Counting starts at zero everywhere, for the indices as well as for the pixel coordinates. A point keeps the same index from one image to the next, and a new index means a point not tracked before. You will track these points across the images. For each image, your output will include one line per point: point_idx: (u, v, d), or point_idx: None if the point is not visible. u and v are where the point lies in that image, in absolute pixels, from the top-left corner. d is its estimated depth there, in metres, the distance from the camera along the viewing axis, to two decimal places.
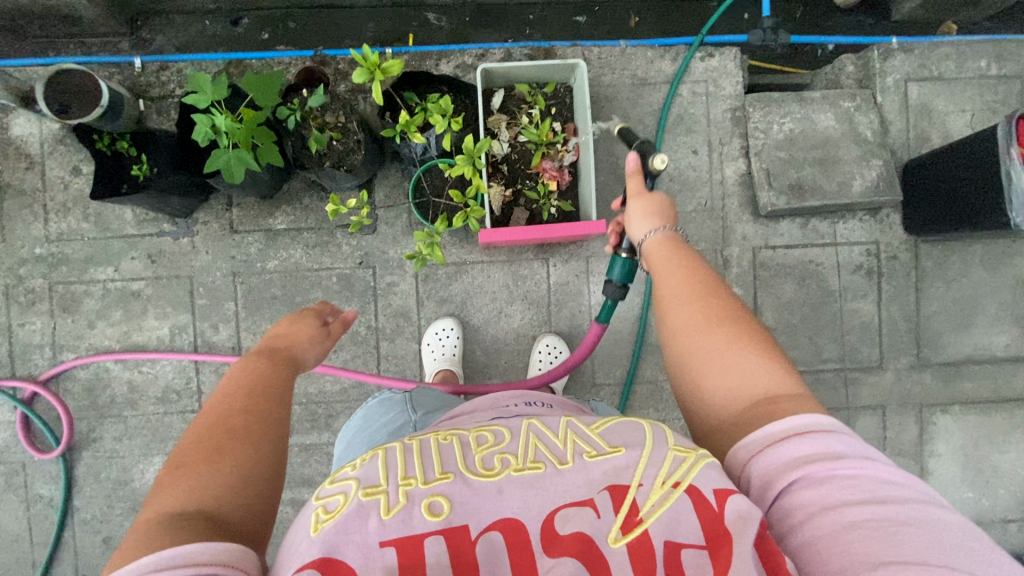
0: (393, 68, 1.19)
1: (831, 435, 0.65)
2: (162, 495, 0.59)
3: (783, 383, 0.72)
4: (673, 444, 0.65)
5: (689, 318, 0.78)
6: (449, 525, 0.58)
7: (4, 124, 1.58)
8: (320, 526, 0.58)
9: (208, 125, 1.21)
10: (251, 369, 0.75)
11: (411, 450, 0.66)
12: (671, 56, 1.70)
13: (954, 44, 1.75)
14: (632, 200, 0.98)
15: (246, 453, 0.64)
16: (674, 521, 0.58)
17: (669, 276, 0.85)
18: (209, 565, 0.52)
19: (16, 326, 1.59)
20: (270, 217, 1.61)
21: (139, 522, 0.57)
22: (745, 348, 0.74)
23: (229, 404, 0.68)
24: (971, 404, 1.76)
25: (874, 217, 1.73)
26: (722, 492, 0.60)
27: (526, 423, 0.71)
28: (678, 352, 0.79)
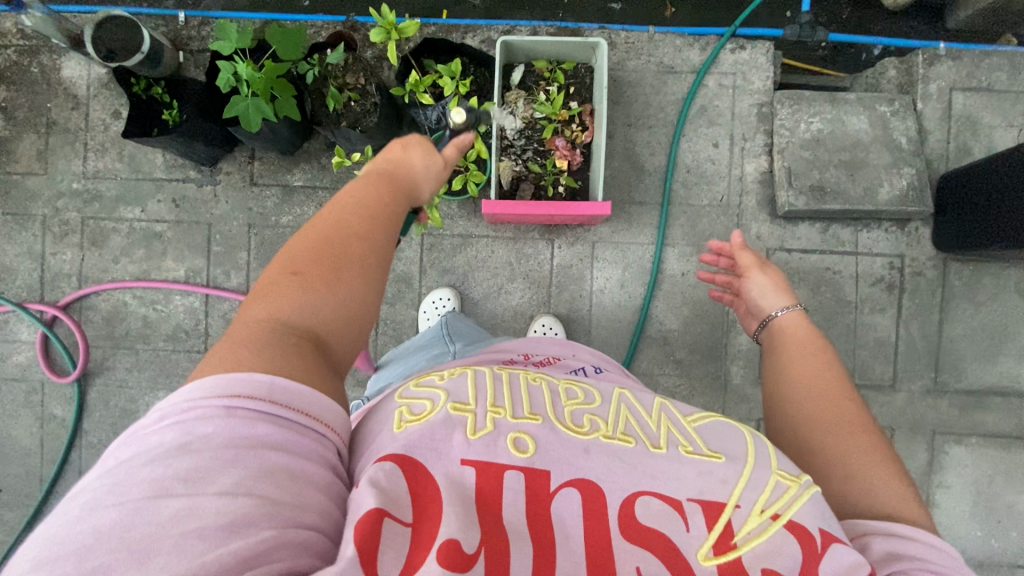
0: (409, 28, 1.23)
1: (918, 544, 0.67)
2: (275, 299, 0.67)
3: (909, 509, 0.73)
4: (776, 468, 0.67)
5: (829, 410, 0.84)
6: (532, 465, 0.61)
7: (57, 65, 1.69)
8: (404, 425, 0.63)
9: (231, 72, 1.27)
10: (376, 190, 0.79)
11: (501, 381, 0.70)
12: (699, 46, 1.67)
13: (1008, 55, 1.65)
14: (755, 273, 1.13)
15: (356, 284, 0.71)
16: (774, 552, 0.59)
17: (808, 366, 0.91)
18: (240, 396, 0.56)
19: (49, 254, 1.70)
20: (288, 173, 1.67)
21: (251, 316, 0.66)
22: (875, 459, 0.78)
23: (351, 226, 0.73)
24: (990, 437, 1.65)
25: (901, 228, 1.65)
26: (827, 533, 0.61)
27: (618, 393, 0.75)
28: (803, 445, 0.83)
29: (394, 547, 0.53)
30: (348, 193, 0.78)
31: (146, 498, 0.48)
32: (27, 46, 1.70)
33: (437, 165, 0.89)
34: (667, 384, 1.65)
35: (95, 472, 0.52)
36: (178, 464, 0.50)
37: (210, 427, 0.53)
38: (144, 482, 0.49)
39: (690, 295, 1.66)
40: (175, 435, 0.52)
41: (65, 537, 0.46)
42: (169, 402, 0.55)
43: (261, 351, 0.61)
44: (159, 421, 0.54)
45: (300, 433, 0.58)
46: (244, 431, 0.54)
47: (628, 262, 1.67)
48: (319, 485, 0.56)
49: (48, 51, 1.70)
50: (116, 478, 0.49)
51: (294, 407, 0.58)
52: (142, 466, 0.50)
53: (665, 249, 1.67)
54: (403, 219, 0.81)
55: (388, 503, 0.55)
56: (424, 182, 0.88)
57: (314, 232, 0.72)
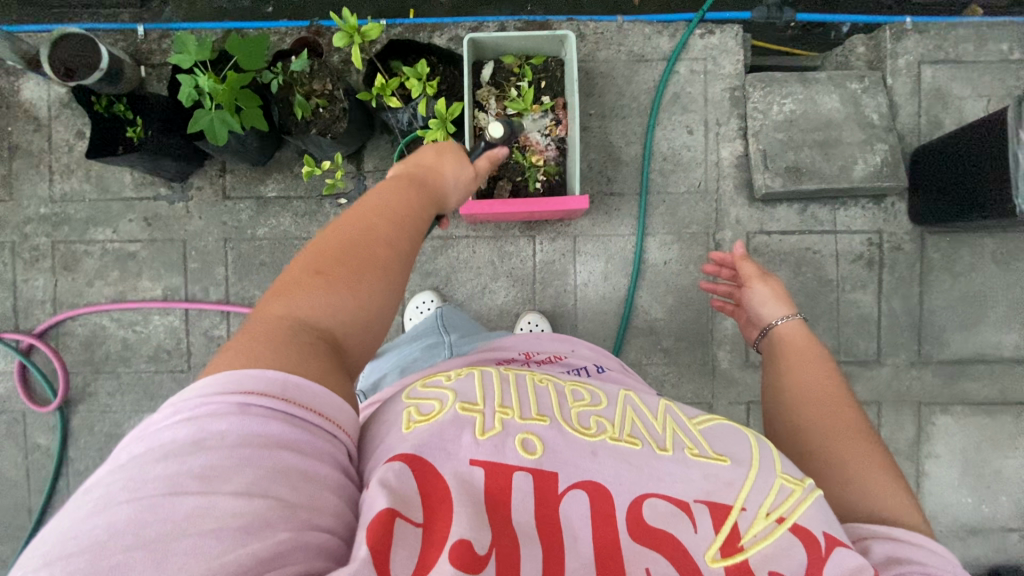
0: (372, 31, 1.20)
1: (918, 548, 0.67)
2: (295, 298, 0.66)
3: (909, 513, 0.74)
4: (780, 472, 0.66)
5: (832, 416, 0.85)
6: (540, 466, 0.61)
7: (15, 87, 1.65)
8: (413, 425, 0.63)
9: (192, 85, 1.23)
10: (405, 196, 0.81)
11: (510, 382, 0.69)
12: (669, 32, 1.66)
13: (972, 26, 1.67)
14: (758, 283, 1.14)
15: (377, 288, 0.71)
16: (780, 554, 0.59)
17: (809, 373, 0.93)
18: (252, 394, 0.54)
19: (20, 281, 1.66)
20: (261, 184, 1.64)
21: (270, 311, 0.65)
22: (873, 463, 0.79)
23: (377, 229, 0.74)
24: (975, 405, 1.67)
25: (877, 204, 1.66)
26: (831, 537, 0.62)
27: (624, 394, 0.74)
28: (804, 449, 0.85)
29: (406, 547, 0.52)
30: (378, 195, 0.79)
31: (161, 495, 0.46)
32: None
33: (464, 179, 0.96)
34: (656, 373, 1.65)
35: (108, 467, 0.50)
36: (191, 462, 0.48)
37: (223, 424, 0.51)
38: (158, 479, 0.47)
39: (673, 284, 1.66)
40: (189, 431, 0.51)
41: (79, 532, 0.45)
42: (182, 398, 0.53)
43: (280, 347, 0.60)
44: (171, 417, 0.52)
45: (313, 432, 0.56)
46: (257, 429, 0.52)
47: (610, 254, 1.66)
48: (332, 486, 0.55)
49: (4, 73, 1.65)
50: (130, 475, 0.48)
51: (308, 407, 0.57)
52: (156, 463, 0.48)
53: (646, 239, 1.66)
54: (427, 228, 0.82)
55: (399, 503, 0.54)
56: (449, 195, 0.93)
57: (340, 230, 0.73)
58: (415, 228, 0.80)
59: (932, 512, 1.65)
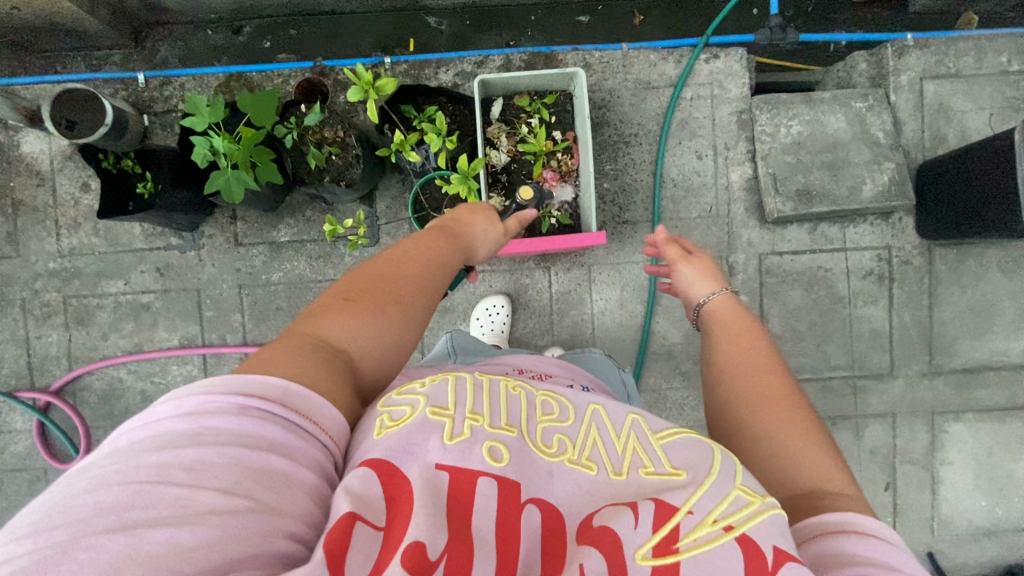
0: (388, 86, 1.24)
1: (849, 538, 0.62)
2: (320, 318, 0.68)
3: (830, 482, 0.71)
4: (739, 483, 0.61)
5: (755, 389, 0.81)
6: (503, 474, 0.58)
7: (15, 141, 1.62)
8: (384, 431, 0.60)
9: (207, 147, 1.24)
10: (436, 245, 0.84)
11: (482, 388, 0.66)
12: (674, 58, 1.67)
13: (973, 39, 1.68)
14: (683, 264, 1.08)
15: (400, 322, 0.72)
16: (717, 562, 0.54)
17: (733, 345, 0.89)
18: (255, 399, 0.54)
19: (34, 339, 1.64)
20: (273, 229, 1.63)
21: (297, 329, 0.67)
22: (798, 428, 0.76)
23: (408, 271, 0.76)
24: (986, 411, 1.71)
25: (886, 221, 1.68)
26: (781, 552, 0.55)
27: (592, 409, 0.70)
28: (731, 425, 0.81)
29: (365, 550, 0.50)
30: (413, 241, 0.83)
31: (149, 482, 0.46)
32: None
33: (493, 234, 0.99)
34: (676, 397, 1.67)
35: (107, 450, 0.50)
36: (185, 453, 0.49)
37: (222, 421, 0.51)
38: (149, 467, 0.47)
39: None
40: (187, 424, 0.51)
41: (64, 508, 0.44)
42: (189, 392, 0.54)
43: (299, 363, 0.61)
44: (175, 408, 0.52)
45: (307, 440, 0.56)
46: (253, 430, 0.52)
47: (625, 282, 1.68)
48: (314, 492, 0.53)
49: (4, 128, 1.62)
50: (126, 461, 0.48)
51: (303, 417, 0.56)
52: (151, 452, 0.48)
53: None
54: (454, 277, 0.84)
55: (362, 507, 0.53)
56: (477, 247, 0.95)
57: (374, 268, 0.75)
58: (446, 277, 0.82)
59: (948, 518, 1.70)
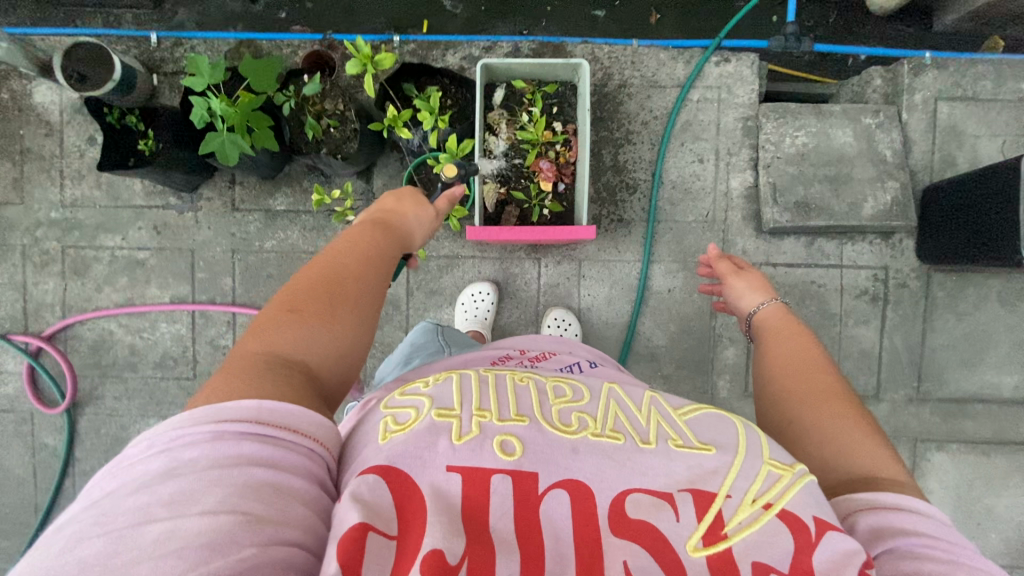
0: (385, 61, 1.25)
1: (903, 513, 0.61)
2: (269, 336, 0.65)
3: (885, 468, 0.68)
4: (768, 458, 0.60)
5: (809, 383, 0.78)
6: (519, 468, 0.57)
7: (28, 91, 1.66)
8: (390, 436, 0.60)
9: (204, 108, 1.25)
10: (375, 235, 0.82)
11: (488, 384, 0.66)
12: (684, 59, 1.65)
13: (993, 63, 1.64)
14: (733, 278, 1.09)
15: (352, 321, 0.70)
16: (767, 544, 0.53)
17: (784, 345, 0.87)
18: (228, 421, 0.53)
19: (30, 284, 1.68)
20: (270, 197, 1.65)
21: (244, 350, 0.64)
22: (854, 423, 0.73)
23: (346, 265, 0.74)
24: (971, 443, 1.68)
25: (885, 241, 1.65)
26: (822, 521, 0.55)
27: (607, 388, 0.70)
28: (780, 418, 0.78)
29: (378, 561, 0.50)
30: (347, 236, 0.80)
31: (130, 526, 0.46)
32: None
33: (431, 216, 0.98)
34: None
35: (81, 505, 0.49)
36: (161, 490, 0.48)
37: (195, 451, 0.50)
38: (128, 511, 0.47)
39: (677, 312, 1.66)
40: (162, 462, 0.50)
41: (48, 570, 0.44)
42: (158, 431, 0.52)
43: (252, 380, 0.59)
44: (145, 450, 0.51)
45: (289, 449, 0.55)
46: (230, 452, 0.51)
47: (614, 279, 1.67)
48: (303, 498, 0.53)
49: (18, 76, 1.66)
50: (102, 510, 0.47)
51: (280, 426, 0.55)
52: (128, 496, 0.48)
53: (651, 265, 1.66)
54: (398, 262, 0.83)
55: (373, 516, 0.52)
56: (417, 232, 0.94)
57: (314, 270, 0.73)
58: (386, 265, 0.80)
59: None
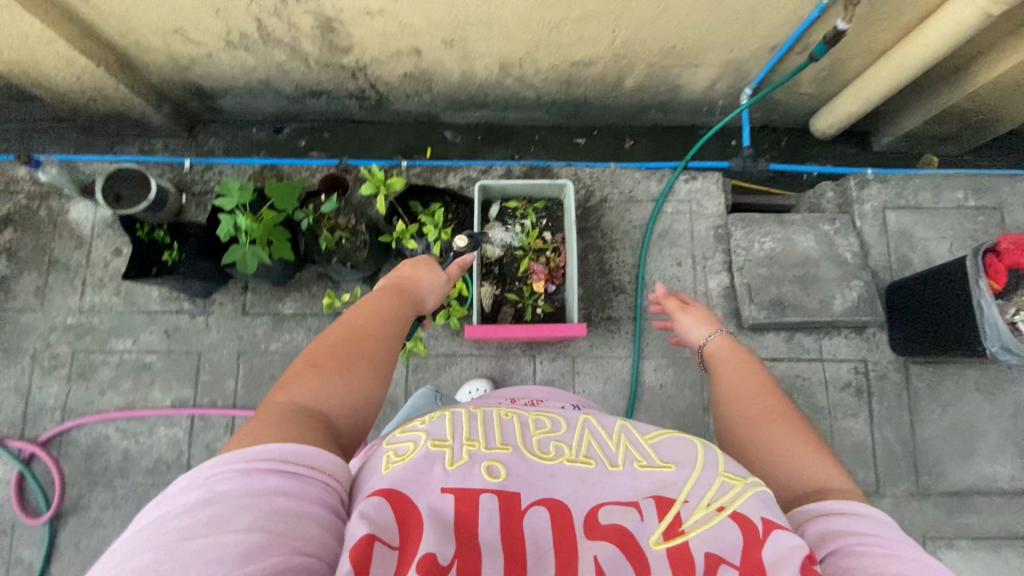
0: (395, 184, 1.43)
1: (844, 515, 0.64)
2: (296, 388, 0.74)
3: (833, 479, 0.72)
4: (723, 470, 0.64)
5: (757, 406, 0.84)
6: (503, 488, 0.61)
7: (66, 210, 1.82)
8: (391, 466, 0.63)
9: (232, 224, 1.40)
10: (388, 301, 0.93)
11: (477, 418, 0.70)
12: (656, 177, 1.87)
13: (929, 177, 1.87)
14: (681, 315, 1.20)
15: (368, 374, 0.79)
16: (716, 537, 0.56)
17: (733, 373, 0.94)
18: (256, 460, 0.58)
19: (35, 389, 1.71)
20: (279, 302, 1.75)
21: (274, 401, 0.72)
22: (800, 439, 0.78)
23: (366, 326, 0.85)
24: (982, 540, 1.63)
25: (860, 335, 1.75)
26: (770, 522, 0.58)
27: (582, 420, 0.74)
28: (734, 442, 0.83)
29: (383, 565, 0.53)
30: (366, 302, 0.91)
31: (174, 542, 0.51)
32: (38, 193, 1.83)
33: (440, 282, 1.08)
34: None
35: (130, 530, 0.54)
36: (201, 512, 0.53)
37: (229, 483, 0.56)
38: (172, 530, 0.52)
39: (669, 406, 1.70)
40: (198, 494, 0.55)
41: None
42: (196, 467, 0.58)
43: (282, 424, 0.66)
44: (183, 482, 0.57)
45: (307, 482, 0.59)
46: (259, 484, 0.56)
47: (607, 375, 1.72)
48: (321, 520, 0.57)
49: (58, 197, 1.83)
50: (150, 531, 0.52)
51: (303, 463, 0.60)
52: (172, 518, 0.53)
53: (642, 361, 1.73)
54: (410, 324, 0.93)
55: (378, 529, 0.56)
56: (428, 299, 1.06)
57: (334, 331, 0.83)
58: (400, 328, 0.90)
59: None
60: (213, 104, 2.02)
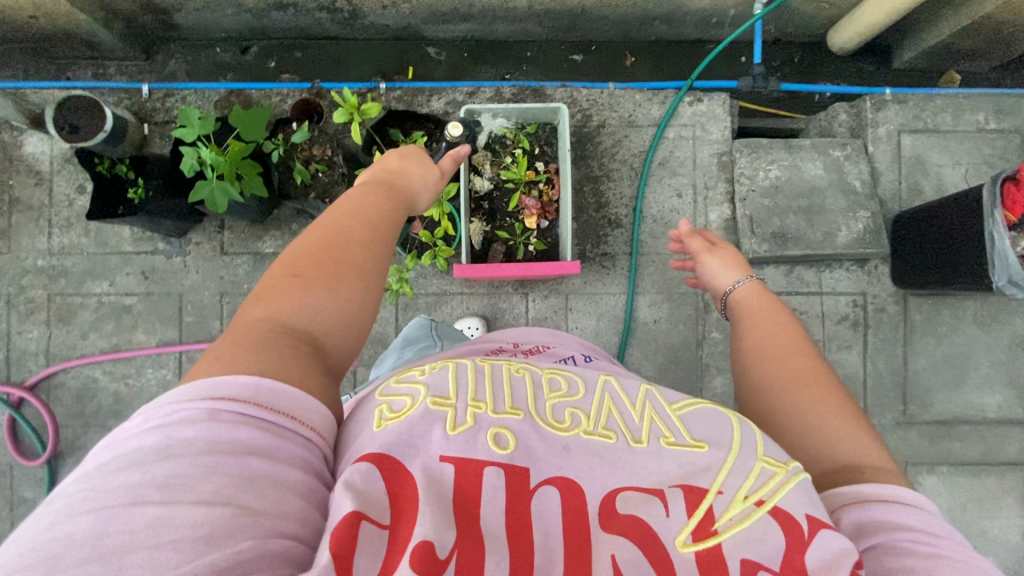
0: (370, 111, 1.30)
1: (886, 505, 0.64)
2: (275, 302, 0.68)
3: (865, 455, 0.73)
4: (762, 454, 0.63)
5: (791, 368, 0.83)
6: (511, 461, 0.59)
7: (18, 143, 1.68)
8: (384, 423, 0.61)
9: (195, 158, 1.29)
10: (373, 202, 0.83)
11: (484, 373, 0.68)
12: (658, 100, 1.73)
13: (950, 97, 1.74)
14: (707, 257, 1.15)
15: (355, 291, 0.73)
16: (755, 540, 0.56)
17: (765, 329, 0.92)
18: (224, 401, 0.54)
19: (15, 334, 1.67)
20: (259, 240, 1.67)
21: (250, 315, 0.67)
22: (833, 407, 0.78)
23: (351, 233, 0.76)
24: (961, 465, 1.68)
25: (861, 267, 1.71)
26: (815, 520, 0.57)
27: (603, 381, 0.72)
28: (763, 404, 0.83)
29: (370, 551, 0.50)
30: (347, 202, 0.82)
31: (120, 505, 0.46)
32: None
33: (431, 180, 1.00)
34: None
35: (74, 477, 0.50)
36: (155, 471, 0.49)
37: (190, 432, 0.51)
38: (119, 489, 0.47)
39: (663, 342, 1.68)
40: (154, 439, 0.51)
41: (38, 543, 0.45)
42: (155, 407, 0.54)
43: (259, 350, 0.62)
44: (141, 425, 0.53)
45: (282, 436, 0.56)
46: (226, 437, 0.52)
47: (601, 311, 1.69)
48: (298, 489, 0.54)
49: (8, 128, 1.68)
50: (94, 486, 0.48)
51: (278, 411, 0.57)
52: (119, 474, 0.48)
53: (636, 297, 1.69)
54: (399, 228, 0.85)
55: (367, 506, 0.53)
56: (420, 197, 0.96)
57: (315, 238, 0.75)
58: (389, 234, 0.82)
59: None
60: (167, 20, 1.81)
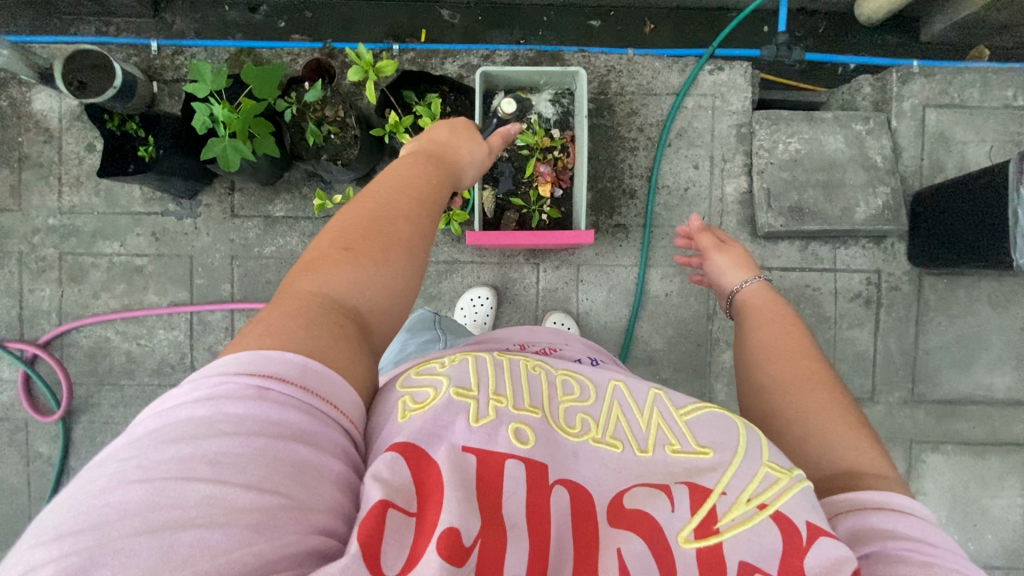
0: (386, 68, 1.27)
1: (882, 513, 0.64)
2: (322, 274, 0.66)
3: (871, 463, 0.72)
4: (767, 460, 0.63)
5: (797, 373, 0.82)
6: (531, 456, 0.59)
7: (26, 98, 1.66)
8: (409, 414, 0.60)
9: (207, 114, 1.27)
10: (420, 173, 0.80)
11: (503, 367, 0.67)
12: (678, 67, 1.69)
13: (979, 72, 1.68)
14: (714, 255, 1.12)
15: (402, 266, 0.71)
16: (756, 542, 0.56)
17: (772, 329, 0.90)
18: (276, 381, 0.54)
19: (27, 292, 1.67)
20: (269, 204, 1.66)
21: (299, 285, 0.66)
22: (839, 415, 0.77)
23: (400, 205, 0.74)
24: (965, 445, 1.69)
25: (878, 244, 1.68)
26: (814, 527, 0.57)
27: (614, 387, 0.71)
28: (765, 409, 0.82)
29: (398, 538, 0.51)
30: (397, 171, 0.79)
31: (171, 479, 0.46)
32: None
33: (479, 156, 0.94)
34: None
35: (123, 440, 0.50)
36: (205, 447, 0.48)
37: (241, 407, 0.51)
38: (170, 462, 0.47)
39: (674, 316, 1.67)
40: (206, 410, 0.51)
41: (88, 509, 0.45)
42: (204, 375, 0.54)
43: (308, 326, 0.61)
44: (190, 393, 0.53)
45: (329, 426, 0.56)
46: (275, 417, 0.52)
47: (612, 283, 1.68)
48: (338, 481, 0.54)
49: (17, 83, 1.66)
50: (145, 454, 0.48)
51: (325, 398, 0.57)
52: (169, 445, 0.48)
53: (648, 270, 1.68)
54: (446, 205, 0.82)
55: (394, 493, 0.53)
56: (468, 169, 0.93)
57: (363, 208, 0.72)
58: (437, 208, 0.79)
59: None
60: None
